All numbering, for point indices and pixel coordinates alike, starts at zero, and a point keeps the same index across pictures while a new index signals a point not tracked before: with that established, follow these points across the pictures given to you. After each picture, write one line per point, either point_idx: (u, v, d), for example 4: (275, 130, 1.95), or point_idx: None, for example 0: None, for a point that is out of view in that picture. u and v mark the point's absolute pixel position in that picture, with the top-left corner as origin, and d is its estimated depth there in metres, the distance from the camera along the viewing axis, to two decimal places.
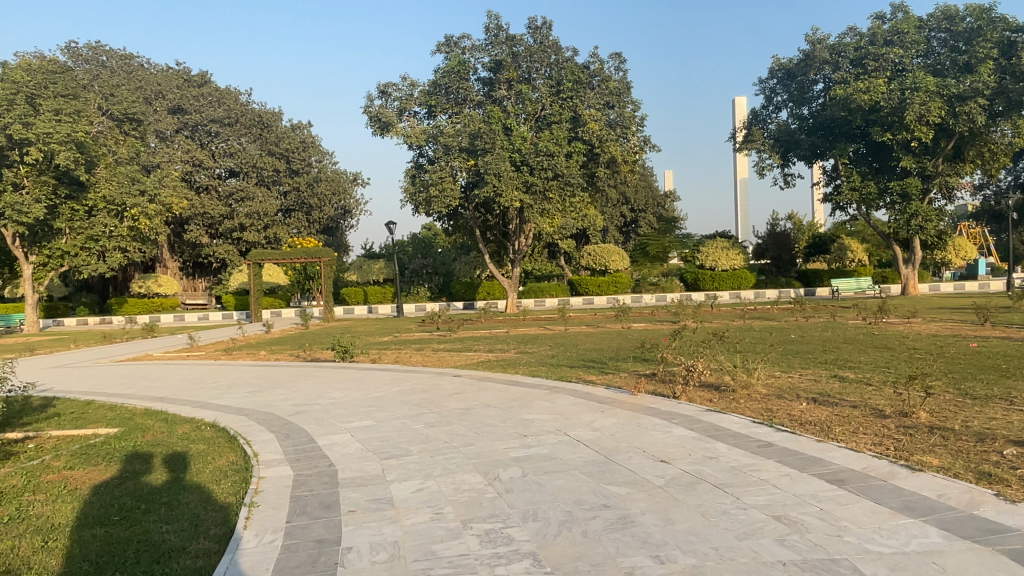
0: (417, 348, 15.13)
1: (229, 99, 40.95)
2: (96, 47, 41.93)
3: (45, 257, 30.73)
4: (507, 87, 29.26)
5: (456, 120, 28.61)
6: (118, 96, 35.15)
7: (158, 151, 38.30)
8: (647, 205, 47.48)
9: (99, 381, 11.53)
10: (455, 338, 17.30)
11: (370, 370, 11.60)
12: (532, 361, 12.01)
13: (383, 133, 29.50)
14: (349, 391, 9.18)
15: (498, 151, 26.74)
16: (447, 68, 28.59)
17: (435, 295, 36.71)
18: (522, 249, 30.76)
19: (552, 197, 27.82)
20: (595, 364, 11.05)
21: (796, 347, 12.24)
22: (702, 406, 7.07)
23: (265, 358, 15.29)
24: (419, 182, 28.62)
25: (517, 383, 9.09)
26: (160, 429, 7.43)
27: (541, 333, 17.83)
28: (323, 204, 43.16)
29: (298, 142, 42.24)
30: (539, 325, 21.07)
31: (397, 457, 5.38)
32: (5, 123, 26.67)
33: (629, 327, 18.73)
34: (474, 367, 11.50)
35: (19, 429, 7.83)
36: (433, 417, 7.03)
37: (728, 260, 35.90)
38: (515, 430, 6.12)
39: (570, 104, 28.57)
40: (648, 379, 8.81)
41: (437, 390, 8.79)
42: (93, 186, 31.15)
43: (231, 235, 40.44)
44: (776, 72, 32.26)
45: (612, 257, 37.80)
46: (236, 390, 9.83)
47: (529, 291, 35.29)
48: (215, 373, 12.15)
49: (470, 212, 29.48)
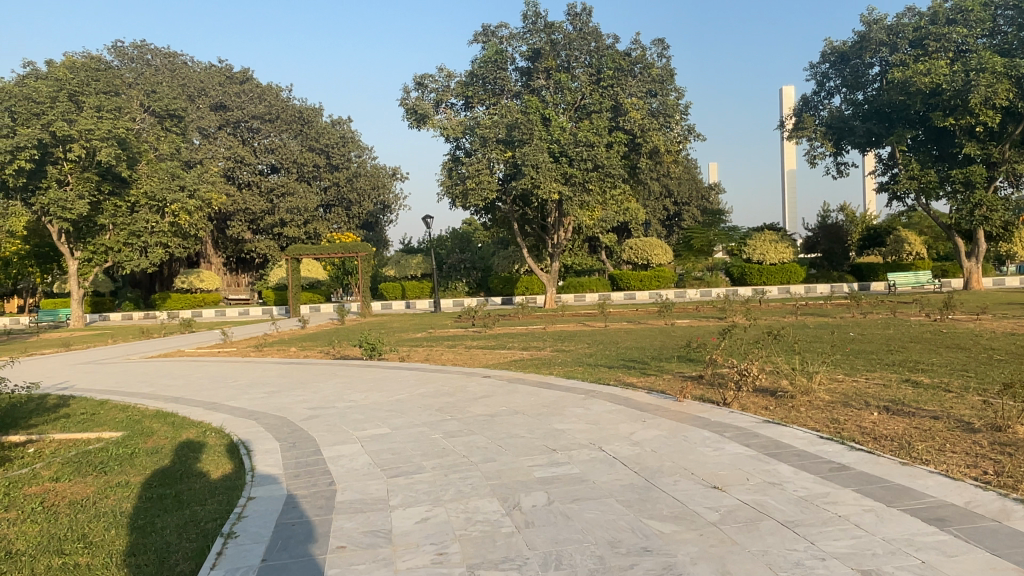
0: (450, 346, 14.49)
1: (269, 95, 40.97)
2: (142, 47, 42.52)
3: (90, 253, 31.29)
4: (546, 77, 28.46)
5: (493, 112, 27.93)
6: (160, 93, 35.58)
7: (200, 148, 38.66)
8: (691, 197, 46.13)
9: (122, 379, 11.20)
10: (490, 335, 16.60)
11: (397, 369, 10.99)
12: (570, 360, 11.22)
13: (420, 126, 28.97)
14: (370, 393, 8.59)
15: (537, 141, 26.01)
16: (484, 58, 27.89)
17: (473, 291, 36.16)
18: (562, 243, 29.94)
19: (593, 188, 26.88)
20: (636, 364, 10.23)
21: (859, 347, 11.20)
22: (758, 417, 6.23)
23: (294, 355, 14.87)
24: (456, 175, 28.02)
25: (551, 385, 8.34)
26: (164, 434, 6.92)
27: (579, 330, 17.03)
28: (363, 199, 42.93)
29: (338, 137, 42.29)
30: (578, 321, 20.26)
31: (407, 475, 4.71)
32: (49, 121, 27.06)
33: (673, 324, 17.82)
34: (506, 367, 10.79)
35: (22, 431, 7.43)
36: (454, 425, 6.34)
37: (777, 253, 34.44)
38: (543, 443, 5.39)
39: (612, 92, 27.61)
40: (696, 383, 7.97)
41: (463, 393, 8.10)
42: (135, 182, 31.64)
43: (272, 231, 40.55)
44: (829, 56, 30.67)
45: (655, 251, 36.74)
46: (254, 391, 9.31)
47: (568, 286, 34.53)
48: (239, 371, 11.73)
49: (508, 205, 28.75)
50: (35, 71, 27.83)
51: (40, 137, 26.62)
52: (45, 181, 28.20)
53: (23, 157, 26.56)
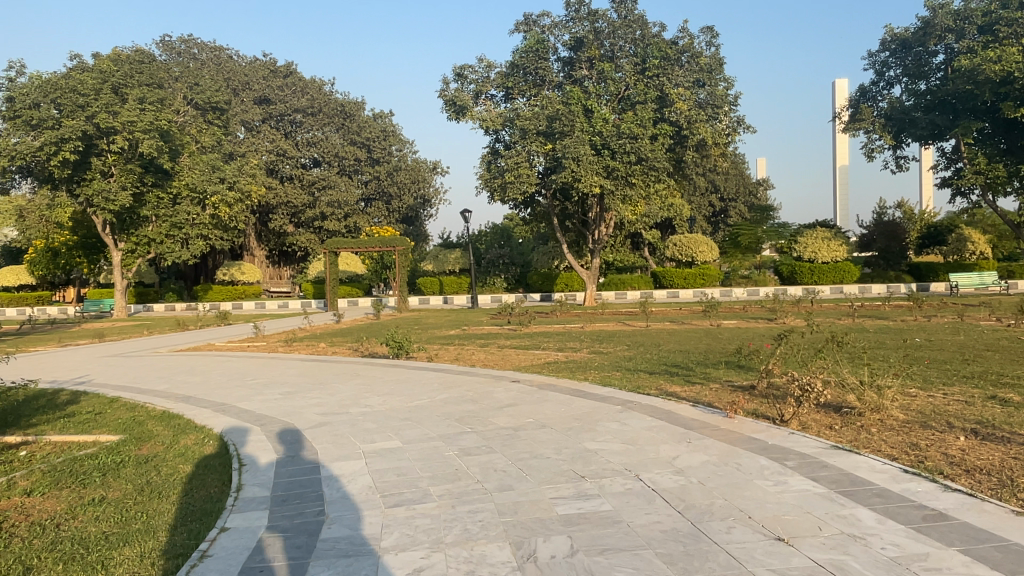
0: (482, 344, 13.82)
1: (313, 89, 41.04)
2: (189, 41, 43.02)
3: (133, 245, 31.72)
4: (589, 67, 27.60)
5: (534, 103, 27.14)
6: (204, 86, 35.84)
7: (244, 141, 38.88)
8: (738, 193, 44.69)
9: (142, 374, 10.85)
10: (525, 333, 15.87)
11: (423, 370, 10.35)
12: (607, 363, 10.41)
13: (459, 118, 28.33)
14: (388, 397, 7.96)
15: (578, 134, 25.13)
16: (526, 48, 27.13)
17: (511, 287, 35.44)
18: (603, 239, 28.99)
19: (636, 182, 25.87)
20: (679, 370, 9.37)
21: (928, 355, 10.16)
22: (825, 441, 5.38)
23: (321, 351, 14.38)
24: (494, 168, 27.37)
25: (585, 393, 7.57)
26: (163, 439, 6.39)
27: (619, 330, 16.14)
28: (403, 193, 42.53)
29: (379, 131, 41.98)
30: (619, 320, 19.43)
31: (408, 506, 4.02)
32: (93, 113, 27.41)
33: (720, 326, 16.81)
34: (538, 370, 10.05)
35: (21, 429, 7.01)
36: (471, 439, 5.63)
37: (830, 251, 32.86)
38: (569, 467, 4.65)
39: (657, 82, 26.58)
40: (749, 397, 7.11)
41: (487, 400, 7.39)
42: (178, 174, 31.94)
43: (313, 224, 40.45)
44: (889, 44, 29.01)
45: (700, 248, 35.51)
46: (268, 391, 8.78)
47: (609, 283, 33.61)
48: (261, 369, 11.24)
49: (548, 200, 28.02)
50: (81, 64, 28.24)
51: (85, 128, 26.95)
52: (90, 172, 28.59)
53: (67, 149, 26.90)
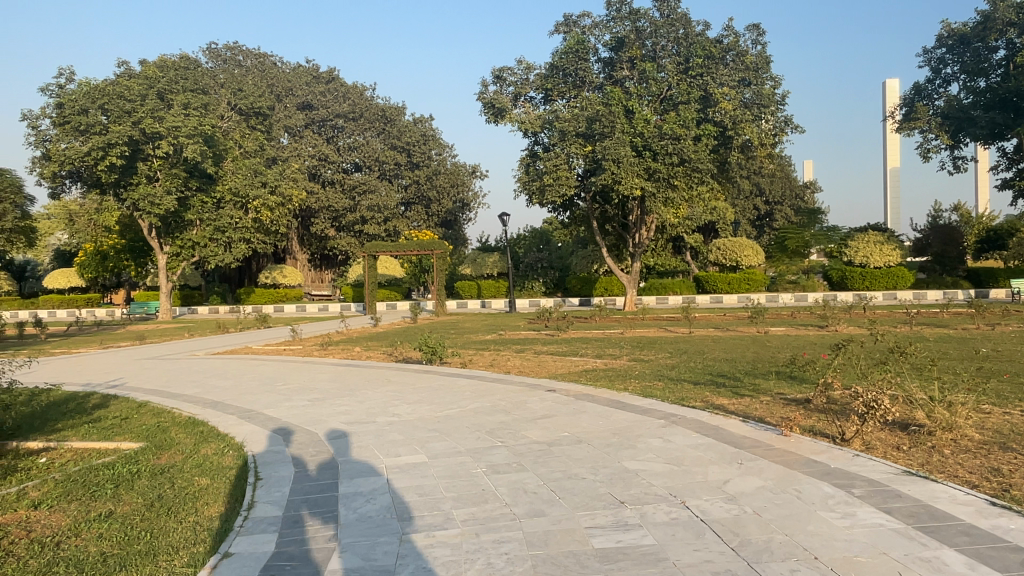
0: (518, 350, 13.42)
1: (354, 94, 41.34)
2: (235, 48, 43.86)
3: (178, 248, 32.28)
4: (630, 67, 27.10)
5: (574, 104, 26.73)
6: (247, 91, 36.41)
7: (286, 146, 39.38)
8: (785, 196, 43.53)
9: (175, 378, 10.75)
10: (564, 339, 15.41)
11: (456, 376, 10.00)
12: (649, 371, 9.91)
13: (497, 120, 27.99)
14: (417, 405, 7.62)
15: (619, 135, 24.56)
16: (566, 49, 26.68)
17: (550, 291, 35.00)
18: (644, 243, 28.32)
19: (678, 184, 25.17)
20: (727, 381, 8.85)
21: (999, 367, 9.40)
22: (895, 465, 4.84)
23: (356, 355, 14.18)
24: (533, 171, 26.96)
25: (625, 405, 7.11)
26: (183, 448, 6.15)
27: (661, 336, 15.57)
28: (442, 197, 42.37)
29: (419, 135, 41.92)
30: (660, 326, 18.82)
31: (429, 533, 3.65)
32: (139, 118, 28.06)
33: (767, 333, 16.09)
34: (576, 378, 9.61)
35: (44, 435, 6.87)
36: (501, 455, 5.23)
37: (882, 255, 31.61)
38: (607, 491, 4.21)
39: (701, 81, 25.91)
40: (805, 413, 6.57)
41: (521, 411, 6.99)
42: (221, 179, 32.37)
43: (353, 228, 40.51)
44: (946, 40, 27.78)
45: (745, 252, 34.65)
46: (296, 397, 8.52)
47: (651, 288, 32.97)
48: (293, 373, 11.05)
49: (587, 203, 27.54)
50: (128, 71, 28.94)
51: (131, 134, 27.54)
52: (136, 177, 29.20)
53: (114, 154, 27.50)
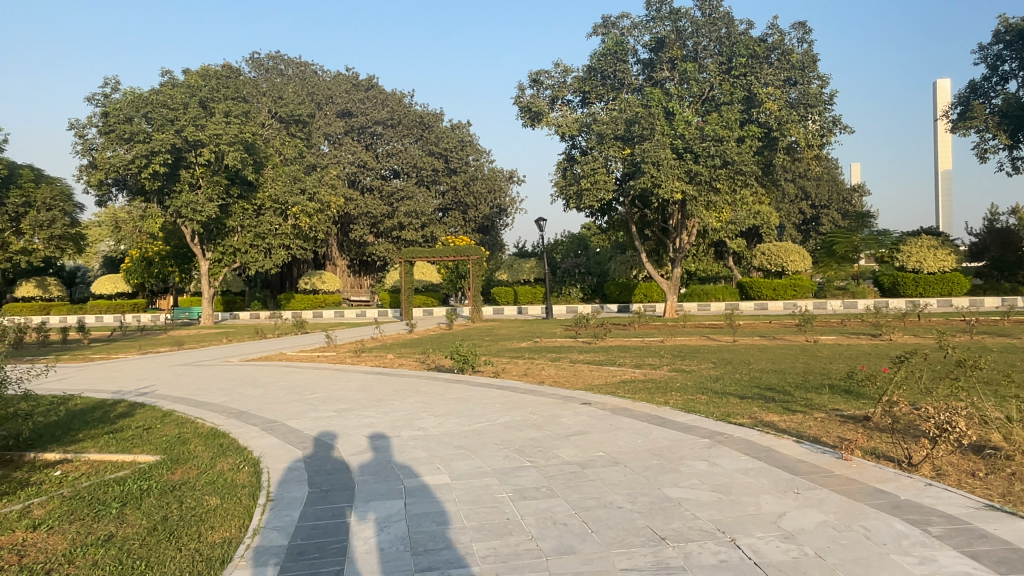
0: (553, 359, 12.96)
1: (393, 101, 41.49)
2: (276, 57, 44.53)
3: (220, 254, 32.71)
4: (670, 68, 26.53)
5: (613, 107, 26.23)
6: (287, 99, 36.89)
7: (326, 153, 39.71)
8: (831, 199, 42.20)
9: (204, 386, 10.62)
10: (602, 347, 14.90)
11: (489, 386, 9.61)
12: (691, 384, 9.34)
13: (534, 124, 27.62)
14: (445, 418, 7.27)
15: (658, 137, 23.97)
16: (604, 50, 26.19)
17: (588, 297, 34.44)
18: (684, 248, 27.57)
19: (721, 187, 24.38)
20: (776, 396, 8.27)
21: None
22: (975, 497, 4.25)
23: (388, 363, 13.92)
24: (570, 175, 26.48)
25: (664, 421, 6.61)
26: (199, 462, 5.87)
27: (704, 345, 14.94)
28: (479, 203, 42.04)
29: (457, 141, 41.76)
30: (701, 334, 18.13)
31: (445, 572, 3.25)
32: (181, 126, 28.61)
33: (817, 342, 15.33)
34: (613, 390, 9.14)
35: (63, 446, 6.68)
36: (528, 477, 4.80)
37: (937, 260, 30.22)
38: (645, 524, 3.75)
39: (744, 81, 25.17)
40: (865, 435, 5.98)
41: (553, 426, 6.56)
42: (262, 186, 32.70)
43: (391, 234, 40.47)
44: (1004, 35, 26.45)
45: (791, 257, 33.69)
46: (321, 408, 8.23)
47: (692, 294, 32.19)
48: (322, 382, 10.81)
49: (626, 208, 26.99)
50: (171, 80, 29.61)
51: (173, 142, 28.08)
52: (179, 184, 29.73)
53: (157, 161, 28.04)
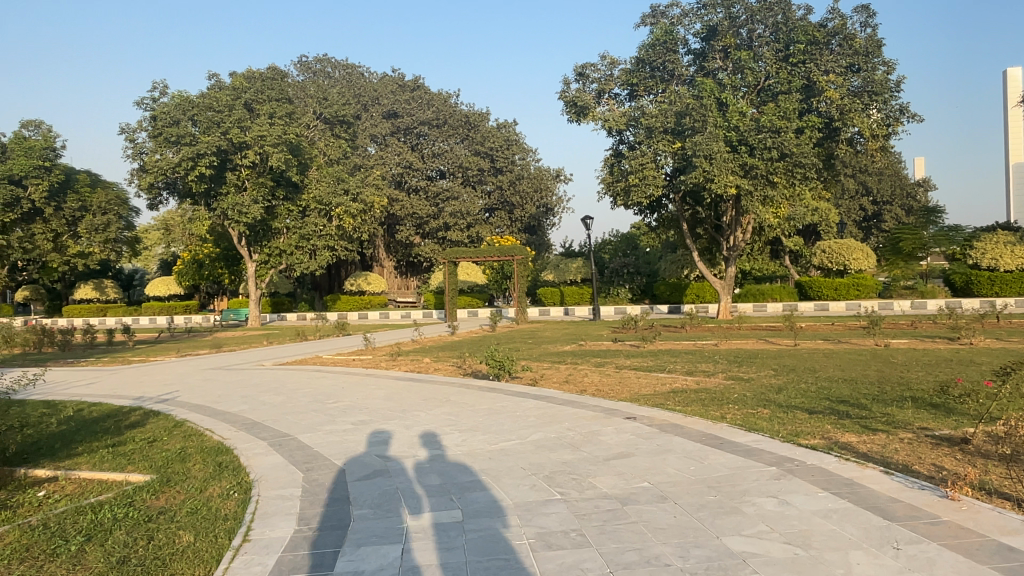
0: (597, 364, 12.06)
1: (438, 101, 41.07)
2: (324, 60, 44.74)
3: (266, 256, 32.74)
4: (723, 57, 25.30)
5: (662, 100, 25.08)
6: (332, 101, 36.97)
7: (372, 155, 39.56)
8: (895, 195, 39.96)
9: (227, 392, 10.11)
10: (650, 351, 13.95)
11: (525, 396, 8.79)
12: (750, 395, 8.36)
13: (580, 119, 26.68)
14: (471, 434, 6.51)
15: (711, 129, 22.74)
16: (653, 41, 25.08)
17: (637, 298, 33.25)
18: (739, 246, 26.17)
19: (778, 181, 22.98)
20: (850, 412, 7.25)
21: None
22: None
23: (424, 367, 13.24)
24: (617, 171, 25.42)
25: (722, 443, 5.67)
26: (189, 485, 5.21)
27: (762, 349, 13.82)
28: (525, 202, 41.22)
29: (503, 140, 41.07)
30: (758, 337, 16.95)
31: None
32: (226, 128, 28.77)
33: (889, 346, 14.00)
34: (662, 401, 8.21)
35: (56, 461, 6.13)
36: (556, 517, 3.98)
37: (1015, 257, 28.28)
38: None
39: (803, 69, 23.75)
40: (971, 467, 4.95)
41: (592, 446, 5.70)
42: (306, 187, 32.59)
43: (436, 235, 39.95)
44: None
45: (854, 255, 31.94)
46: (338, 420, 7.55)
47: (747, 294, 30.75)
48: (351, 389, 10.18)
49: (676, 204, 25.83)
50: (218, 82, 29.99)
51: (219, 144, 28.29)
52: (225, 186, 29.89)
53: (203, 164, 28.29)
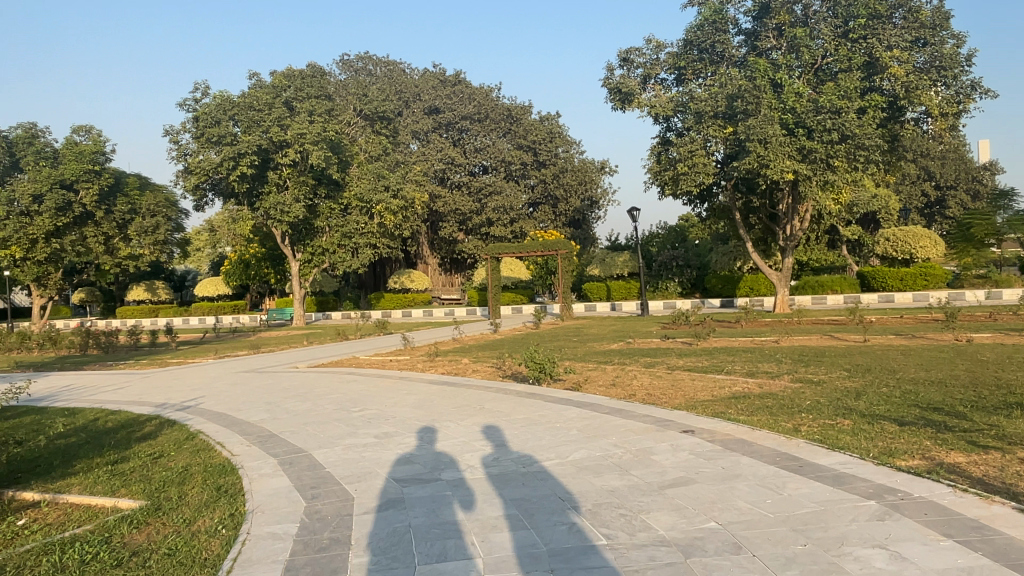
0: (646, 365, 11.11)
1: (479, 95, 40.33)
2: (366, 57, 44.50)
3: (309, 255, 32.60)
4: (776, 36, 23.89)
5: (712, 83, 23.81)
6: (371, 97, 36.67)
7: (414, 151, 39.11)
8: (961, 180, 37.62)
9: (251, 399, 9.50)
10: (704, 349, 12.91)
11: (569, 402, 7.92)
12: (823, 401, 7.35)
13: (625, 107, 25.58)
14: (503, 452, 5.70)
15: (765, 112, 21.41)
16: (701, 21, 23.81)
17: (687, 292, 31.94)
18: (797, 235, 24.68)
19: (840, 164, 21.50)
20: (948, 423, 6.18)
21: None
22: None
23: (461, 368, 12.51)
24: (665, 159, 24.25)
25: (802, 468, 4.71)
26: (176, 517, 4.51)
27: (828, 346, 12.64)
28: (570, 195, 40.26)
29: (545, 133, 40.11)
30: (822, 332, 15.69)
31: None
32: (266, 127, 28.65)
33: (970, 342, 12.64)
34: (720, 408, 7.25)
35: (46, 483, 5.53)
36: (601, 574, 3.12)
37: None
38: None
39: (864, 45, 22.11)
40: None
41: (645, 470, 4.82)
42: (348, 185, 32.32)
43: (479, 231, 39.26)
44: None
45: (920, 243, 29.99)
46: (360, 432, 6.82)
47: (804, 286, 29.21)
48: (381, 394, 9.48)
49: (727, 192, 24.50)
50: (258, 82, 29.98)
51: (260, 143, 28.25)
52: (267, 185, 29.81)
53: (244, 163, 28.26)
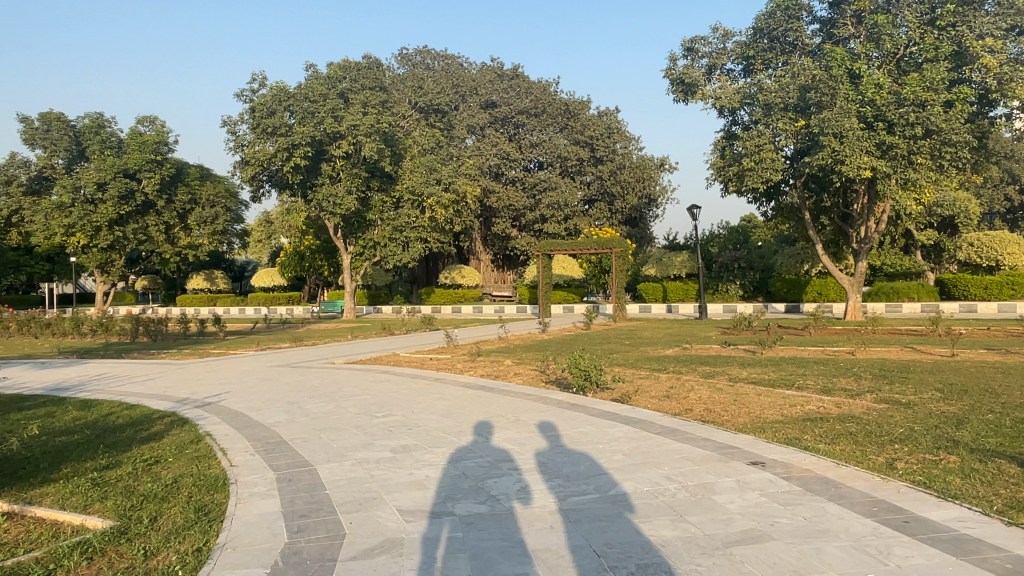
0: (705, 375, 10.02)
1: (536, 90, 39.42)
2: (424, 51, 44.16)
3: (361, 247, 32.34)
4: (855, 24, 22.25)
5: (783, 74, 22.28)
6: (426, 89, 36.25)
7: (468, 146, 38.48)
8: None
9: (272, 398, 8.87)
10: (770, 359, 11.71)
11: (615, 418, 6.94)
12: (918, 430, 6.19)
13: (688, 99, 24.31)
14: (534, 478, 4.81)
15: (842, 103, 19.88)
16: (773, 8, 22.30)
17: (749, 295, 30.34)
18: (871, 238, 22.94)
19: (923, 162, 19.75)
20: None
21: None
22: None
23: (502, 371, 11.66)
24: (729, 154, 22.88)
25: (910, 528, 3.64)
26: (136, 548, 3.78)
27: (911, 360, 11.26)
28: (627, 193, 39.03)
29: (603, 128, 38.96)
30: (902, 343, 14.22)
31: None
32: (320, 118, 28.48)
33: None
34: (794, 433, 6.17)
35: (20, 492, 4.93)
36: None
37: None
38: None
39: (953, 34, 20.19)
40: None
41: (706, 517, 3.85)
42: (401, 178, 31.84)
43: (533, 228, 38.36)
44: None
45: (1008, 248, 27.61)
46: (376, 444, 6.03)
47: (877, 293, 27.32)
48: (411, 397, 8.71)
49: (797, 191, 22.96)
50: (315, 74, 29.90)
51: (313, 134, 28.07)
52: (320, 177, 29.61)
53: (298, 154, 28.13)
